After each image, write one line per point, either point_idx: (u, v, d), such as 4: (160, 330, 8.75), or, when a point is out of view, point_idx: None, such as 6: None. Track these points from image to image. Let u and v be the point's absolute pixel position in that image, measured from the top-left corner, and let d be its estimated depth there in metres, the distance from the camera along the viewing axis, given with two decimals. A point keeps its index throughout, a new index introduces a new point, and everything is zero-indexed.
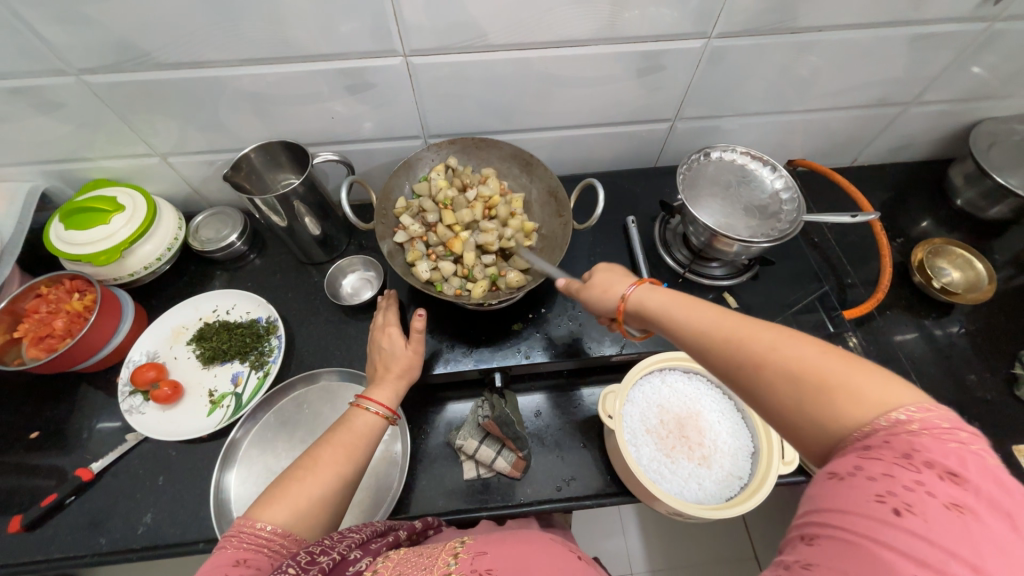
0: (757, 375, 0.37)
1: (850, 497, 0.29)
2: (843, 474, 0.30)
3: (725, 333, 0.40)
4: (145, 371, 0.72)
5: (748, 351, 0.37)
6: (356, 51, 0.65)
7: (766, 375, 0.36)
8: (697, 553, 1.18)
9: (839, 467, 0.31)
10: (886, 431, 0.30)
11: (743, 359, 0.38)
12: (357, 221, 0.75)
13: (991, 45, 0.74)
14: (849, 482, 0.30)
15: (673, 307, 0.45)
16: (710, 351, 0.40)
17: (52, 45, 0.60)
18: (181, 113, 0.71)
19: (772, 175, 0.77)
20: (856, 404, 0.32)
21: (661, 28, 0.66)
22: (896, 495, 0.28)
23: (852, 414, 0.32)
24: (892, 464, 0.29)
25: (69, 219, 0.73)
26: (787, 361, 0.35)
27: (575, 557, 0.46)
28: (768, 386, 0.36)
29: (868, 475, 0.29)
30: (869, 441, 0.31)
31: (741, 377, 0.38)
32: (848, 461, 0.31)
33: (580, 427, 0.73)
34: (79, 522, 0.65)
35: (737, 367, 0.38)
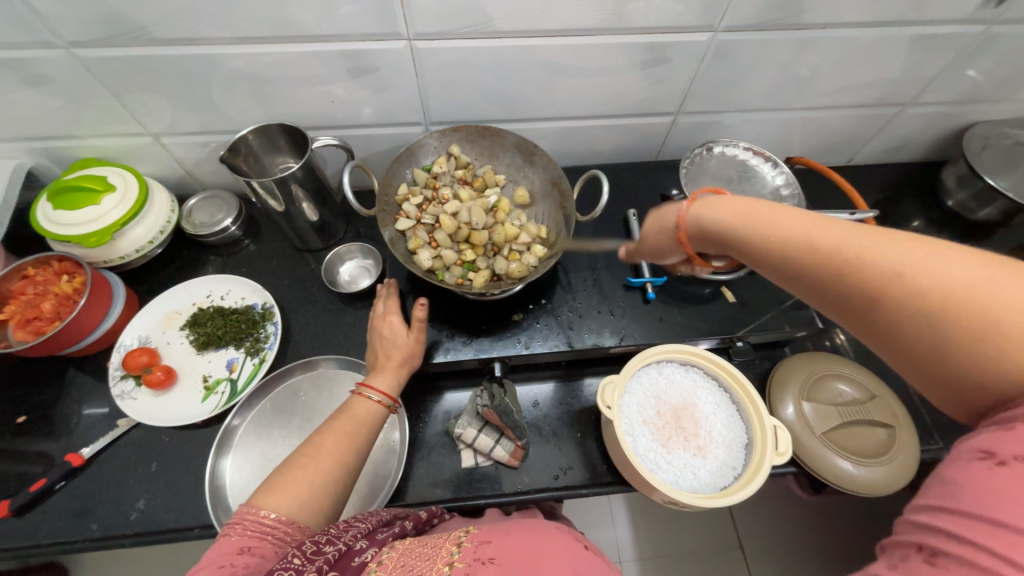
0: (886, 300, 0.35)
1: (1003, 493, 0.27)
2: (1004, 459, 0.28)
3: (836, 253, 0.37)
4: (137, 356, 0.70)
5: (876, 273, 0.35)
6: (357, 33, 0.63)
7: (903, 303, 0.34)
8: (687, 543, 1.20)
9: (998, 448, 0.28)
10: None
11: (869, 285, 0.35)
12: (357, 207, 0.74)
13: (988, 48, 0.75)
14: (1006, 471, 0.27)
15: (768, 229, 0.42)
16: (822, 276, 0.38)
17: (42, 15, 0.57)
18: (176, 91, 0.69)
19: (773, 171, 0.78)
20: (1019, 328, 0.29)
21: (667, 20, 0.65)
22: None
23: (1017, 343, 0.29)
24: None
25: (56, 198, 0.71)
26: (928, 282, 0.33)
27: (581, 548, 0.46)
28: (904, 312, 0.34)
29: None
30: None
31: (865, 304, 0.36)
32: (1011, 444, 0.28)
33: (577, 417, 0.73)
34: (69, 508, 0.64)
35: (871, 286, 0.35)
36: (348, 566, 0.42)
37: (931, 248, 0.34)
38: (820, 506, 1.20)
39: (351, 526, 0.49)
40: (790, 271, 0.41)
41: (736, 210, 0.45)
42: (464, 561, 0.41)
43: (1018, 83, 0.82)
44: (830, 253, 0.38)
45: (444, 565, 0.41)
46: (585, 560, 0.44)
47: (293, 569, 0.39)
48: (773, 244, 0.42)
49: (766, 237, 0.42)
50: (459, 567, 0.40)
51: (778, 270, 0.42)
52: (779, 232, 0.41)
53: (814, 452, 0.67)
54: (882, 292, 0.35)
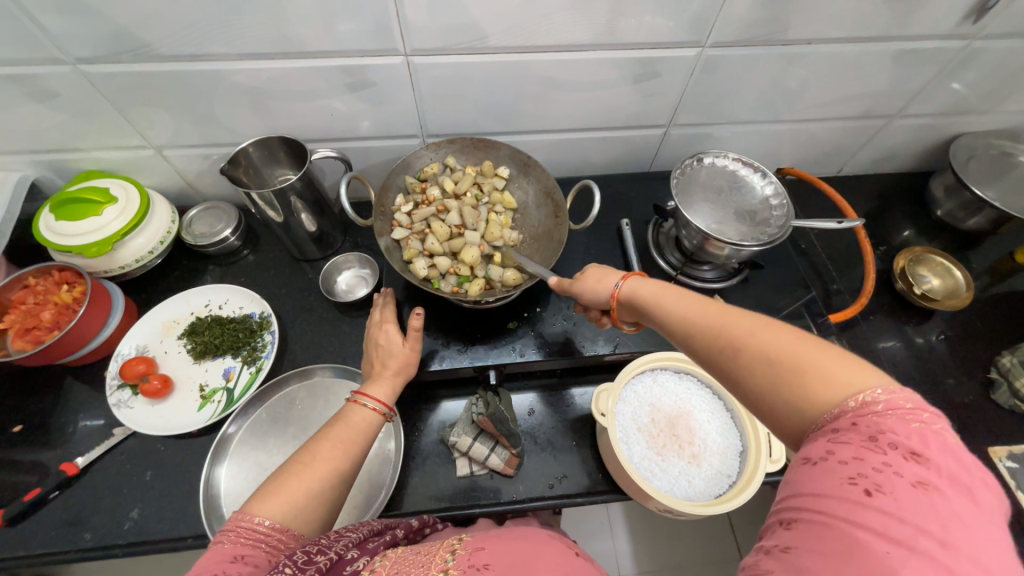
0: (732, 356, 0.38)
1: (824, 482, 0.31)
2: (816, 459, 0.32)
3: (704, 317, 0.41)
4: (134, 364, 0.71)
5: (719, 338, 0.40)
6: (357, 49, 0.65)
7: (744, 360, 0.38)
8: (685, 554, 1.19)
9: (811, 453, 0.33)
10: (853, 413, 0.32)
11: (723, 345, 0.39)
12: (354, 217, 0.75)
13: (969, 62, 0.77)
14: (823, 466, 0.31)
15: (661, 297, 0.47)
16: (693, 338, 0.42)
17: (51, 33, 0.59)
18: (179, 105, 0.71)
19: (763, 181, 0.79)
20: (827, 383, 0.33)
21: (657, 36, 0.68)
22: (866, 476, 0.29)
23: (824, 394, 0.33)
24: (860, 448, 0.30)
25: (59, 209, 0.72)
26: (764, 343, 0.37)
27: (573, 554, 0.46)
28: (744, 368, 0.38)
29: (839, 459, 0.31)
30: (838, 425, 0.32)
31: (718, 361, 0.40)
32: (820, 446, 0.32)
33: (573, 425, 0.74)
34: (62, 517, 0.64)
35: (717, 350, 0.40)
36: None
37: (755, 318, 0.39)
38: None
39: (342, 536, 0.49)
40: (673, 336, 0.44)
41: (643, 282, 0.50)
42: (459, 567, 0.41)
43: (1001, 95, 0.85)
44: (699, 319, 0.42)
45: (439, 571, 0.41)
46: (575, 564, 0.44)
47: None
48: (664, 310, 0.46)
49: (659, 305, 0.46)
50: (455, 573, 0.41)
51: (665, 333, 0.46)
52: (667, 301, 0.46)
53: None
54: (730, 353, 0.39)
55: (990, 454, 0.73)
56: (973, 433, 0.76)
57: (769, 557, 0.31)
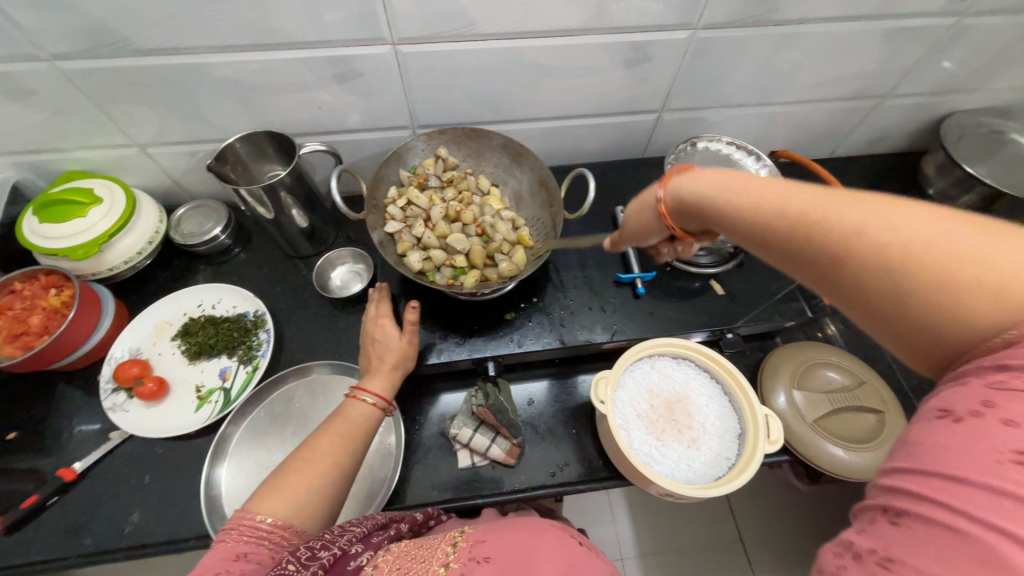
0: (853, 261, 0.31)
1: (971, 455, 0.24)
2: (963, 416, 0.26)
3: (813, 212, 0.33)
4: (128, 367, 0.70)
5: (848, 237, 0.31)
6: (342, 39, 0.64)
7: (869, 265, 0.31)
8: (687, 537, 1.21)
9: (957, 407, 0.26)
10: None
11: (838, 248, 0.32)
12: (347, 211, 0.74)
13: (960, 39, 0.77)
14: (973, 428, 0.25)
15: (739, 193, 0.38)
16: (793, 240, 0.34)
17: (24, 29, 0.57)
18: (161, 101, 0.69)
19: (757, 165, 0.79)
20: (993, 291, 0.27)
21: (647, 20, 0.67)
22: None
23: (984, 311, 0.27)
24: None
25: (43, 211, 0.71)
26: (902, 241, 0.29)
27: (575, 543, 0.47)
28: (870, 275, 0.31)
29: (1002, 418, 0.24)
30: (1008, 361, 0.26)
31: (829, 265, 0.33)
32: (973, 395, 0.26)
33: (573, 413, 0.74)
34: (63, 522, 0.64)
35: (842, 250, 0.32)
36: (344, 571, 0.42)
37: (900, 206, 0.30)
38: (815, 495, 1.22)
39: (346, 530, 0.49)
40: (761, 238, 0.37)
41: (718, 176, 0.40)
42: (459, 561, 0.42)
43: (991, 73, 0.84)
44: (804, 216, 0.34)
45: (439, 566, 0.42)
46: (577, 553, 0.45)
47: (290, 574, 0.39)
48: (757, 206, 0.37)
49: (751, 199, 0.37)
50: (454, 567, 0.41)
51: (749, 233, 0.38)
52: (750, 197, 0.37)
53: (805, 438, 0.68)
54: (862, 251, 0.31)
55: None
56: None
57: (865, 561, 0.26)
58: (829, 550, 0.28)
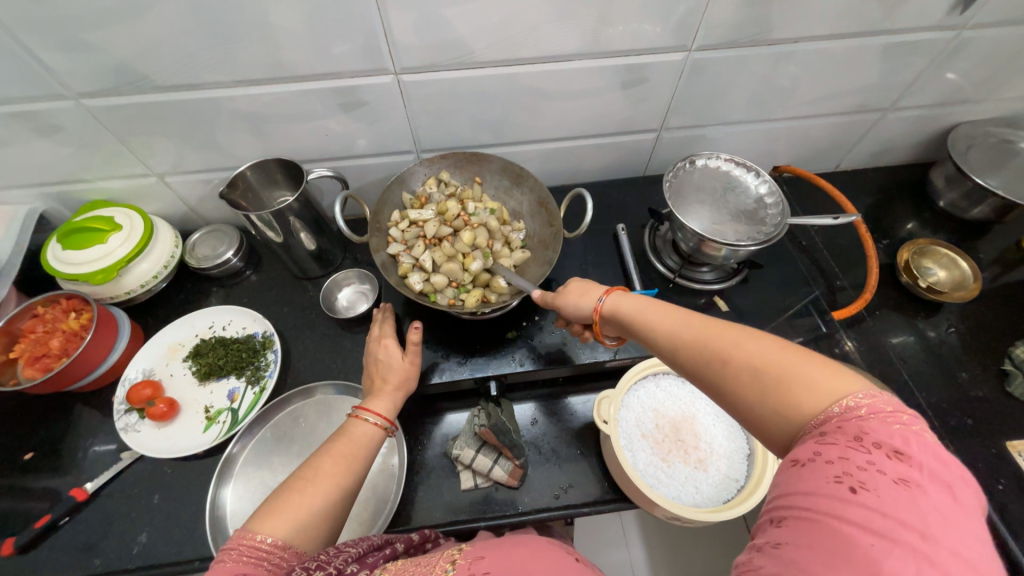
0: (721, 369, 0.38)
1: (811, 477, 0.31)
2: (804, 461, 0.32)
3: (689, 327, 0.42)
4: (140, 388, 0.72)
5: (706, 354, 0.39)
6: (348, 71, 0.67)
7: (730, 370, 0.37)
8: (703, 563, 1.16)
9: (800, 454, 0.32)
10: (838, 418, 0.32)
11: (709, 355, 0.39)
12: (351, 235, 0.75)
13: (962, 52, 0.77)
14: (811, 466, 0.31)
15: (641, 311, 0.47)
16: (679, 350, 0.42)
17: (53, 70, 0.61)
18: (178, 133, 0.73)
19: (757, 180, 0.79)
20: (805, 390, 0.34)
21: (643, 42, 0.68)
22: (851, 474, 0.29)
23: (810, 402, 0.33)
24: (846, 448, 0.30)
25: (66, 238, 0.74)
26: (746, 352, 0.37)
27: (573, 559, 0.46)
28: (730, 377, 0.37)
29: (826, 459, 0.31)
30: (824, 428, 0.32)
31: (705, 371, 0.39)
32: (807, 447, 0.32)
33: (577, 433, 0.73)
34: (73, 543, 0.65)
35: (704, 364, 0.39)
36: None
37: (738, 330, 0.39)
38: None
39: (342, 550, 0.48)
40: (659, 349, 0.44)
41: (620, 300, 0.50)
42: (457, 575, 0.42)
43: (996, 83, 0.84)
44: (683, 331, 0.42)
45: None
46: (574, 568, 0.44)
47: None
48: (649, 328, 0.45)
49: (643, 323, 0.46)
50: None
51: (651, 344, 0.45)
52: (648, 317, 0.46)
53: None
54: (719, 366, 0.38)
55: (1009, 448, 0.71)
56: (990, 427, 0.73)
57: (761, 554, 0.30)
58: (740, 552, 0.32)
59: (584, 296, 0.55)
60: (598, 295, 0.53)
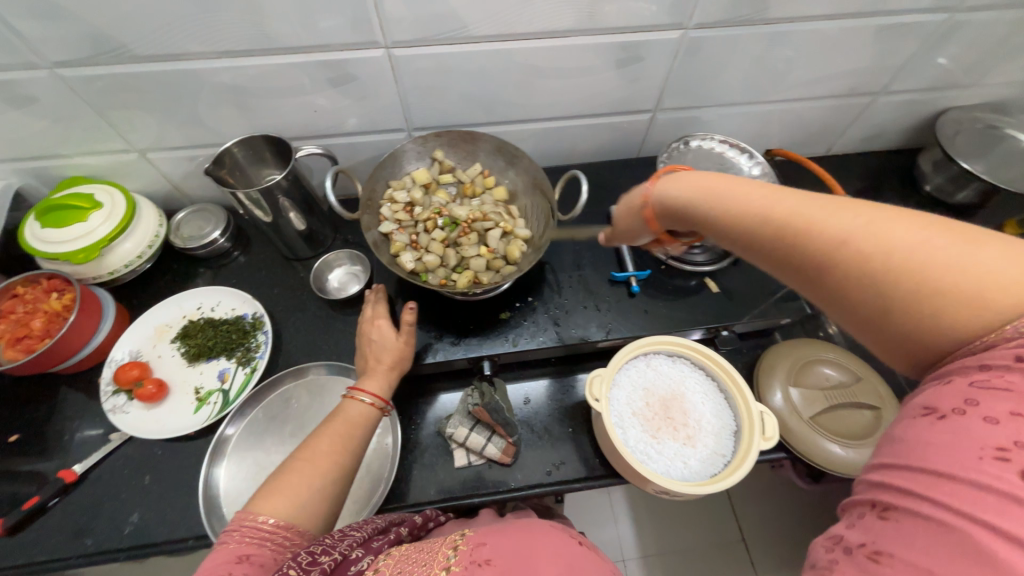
0: (866, 270, 0.33)
1: (955, 450, 0.26)
2: (951, 414, 0.27)
3: (806, 225, 0.36)
4: (128, 370, 0.71)
5: (846, 251, 0.34)
6: (336, 44, 0.65)
7: (877, 272, 0.32)
8: (689, 538, 1.20)
9: (943, 405, 0.28)
10: (1022, 338, 0.27)
11: (855, 256, 0.33)
12: (341, 211, 0.73)
13: (953, 36, 0.77)
14: (959, 428, 0.26)
15: (753, 207, 0.40)
16: (807, 248, 0.36)
17: (25, 37, 0.58)
18: (160, 107, 0.70)
19: (749, 162, 0.79)
20: (978, 297, 0.29)
21: (638, 20, 0.67)
22: (1019, 449, 0.24)
23: (981, 309, 0.28)
24: (1020, 404, 0.25)
25: (45, 216, 0.72)
26: (892, 247, 0.32)
27: (575, 543, 0.47)
28: (874, 279, 0.32)
29: (984, 416, 0.26)
30: (993, 361, 0.27)
31: (835, 275, 0.34)
32: (961, 393, 0.27)
33: (569, 412, 0.74)
34: (64, 524, 0.64)
35: (840, 264, 0.34)
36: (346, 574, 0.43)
37: (898, 218, 0.33)
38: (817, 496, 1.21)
39: (346, 535, 0.49)
40: (776, 249, 0.38)
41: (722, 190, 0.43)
42: (460, 564, 0.42)
43: (986, 68, 0.84)
44: (812, 228, 0.36)
45: (440, 569, 0.42)
46: (578, 553, 0.45)
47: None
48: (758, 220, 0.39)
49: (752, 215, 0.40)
50: (456, 570, 0.41)
51: (757, 246, 0.40)
52: (752, 214, 0.40)
53: (805, 437, 0.68)
54: (860, 267, 0.33)
55: None
56: None
57: (853, 557, 0.27)
58: (820, 541, 0.30)
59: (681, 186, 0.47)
60: (649, 185, 0.53)
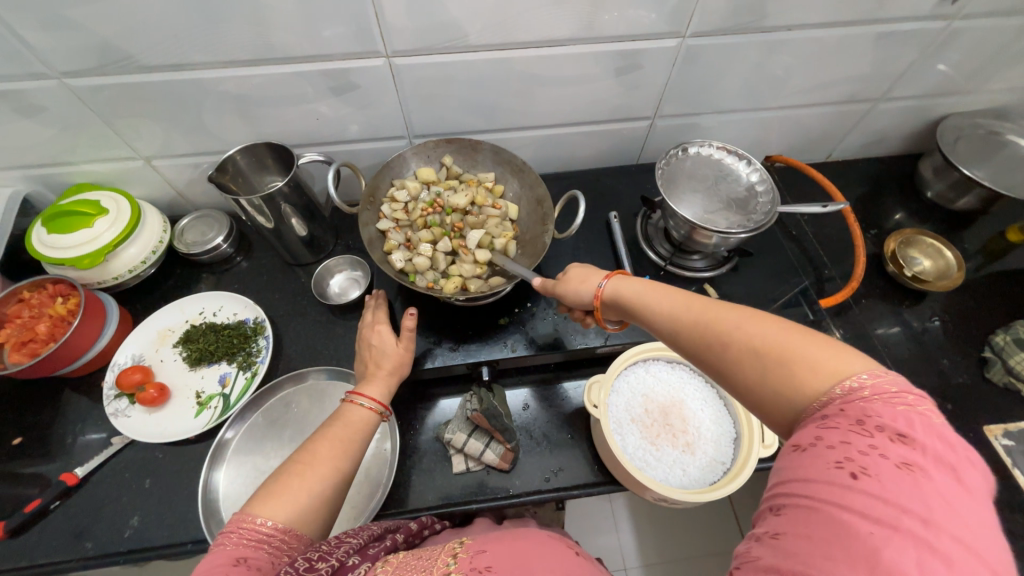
0: (725, 352, 0.39)
1: (812, 464, 0.30)
2: (806, 446, 0.32)
3: (696, 312, 0.42)
4: (130, 373, 0.71)
5: (712, 337, 0.40)
6: (338, 53, 0.66)
7: (734, 352, 0.38)
8: (691, 546, 1.19)
9: (801, 440, 0.33)
10: (840, 399, 0.32)
11: (716, 339, 0.40)
12: (341, 204, 0.73)
13: (952, 43, 0.77)
14: (811, 451, 0.31)
15: (651, 298, 0.48)
16: (686, 333, 0.42)
17: (34, 47, 0.60)
18: (165, 115, 0.72)
19: (749, 169, 0.79)
20: (805, 371, 0.34)
21: (637, 28, 0.68)
22: (852, 459, 0.29)
23: (812, 381, 0.34)
24: (847, 432, 0.31)
25: (51, 222, 0.73)
26: (744, 334, 0.38)
27: (573, 553, 0.47)
28: (734, 361, 0.38)
29: (826, 444, 0.31)
30: (826, 411, 0.33)
31: (708, 355, 0.40)
32: (809, 432, 0.32)
33: (568, 419, 0.74)
34: (64, 527, 0.65)
35: (709, 346, 0.40)
36: None
37: (748, 313, 0.40)
38: None
39: (342, 543, 0.49)
40: (667, 335, 0.45)
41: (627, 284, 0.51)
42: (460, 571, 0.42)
43: (986, 74, 0.84)
44: (689, 319, 0.43)
45: None
46: (575, 560, 0.45)
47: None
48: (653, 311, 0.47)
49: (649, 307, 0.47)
50: None
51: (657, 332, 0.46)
52: (648, 305, 0.47)
53: None
54: (722, 350, 0.39)
55: (987, 432, 0.73)
56: (970, 412, 0.76)
57: (760, 544, 0.30)
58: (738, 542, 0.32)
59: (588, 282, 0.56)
60: (598, 280, 0.55)
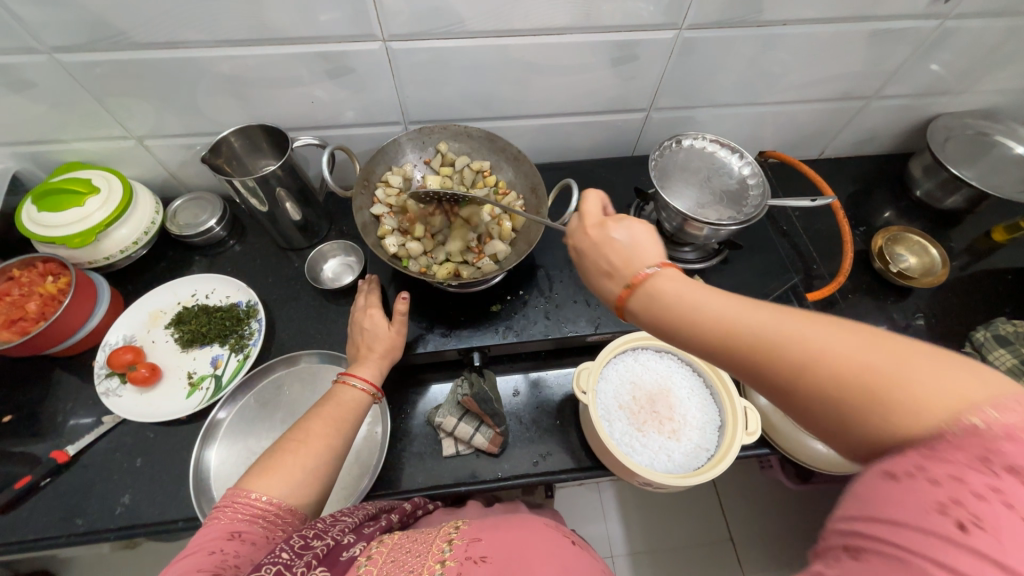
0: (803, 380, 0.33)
1: (906, 502, 0.25)
2: (900, 474, 0.26)
3: (758, 331, 0.35)
4: (121, 353, 0.71)
5: (783, 362, 0.33)
6: (334, 36, 0.66)
7: (815, 382, 0.32)
8: (677, 534, 1.22)
9: (894, 466, 0.27)
10: (958, 435, 0.26)
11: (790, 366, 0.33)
12: (335, 186, 0.72)
13: (943, 43, 0.78)
14: (909, 484, 0.25)
15: (692, 307, 0.39)
16: (746, 356, 0.35)
17: (23, 20, 0.59)
18: (158, 94, 0.71)
19: (741, 162, 0.80)
20: (911, 406, 0.28)
21: (634, 19, 0.68)
22: (962, 504, 0.24)
23: (920, 416, 0.28)
24: (962, 467, 0.25)
25: (42, 200, 0.72)
26: (826, 358, 0.32)
27: (568, 542, 0.48)
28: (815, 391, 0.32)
29: (930, 477, 0.25)
30: (931, 441, 0.26)
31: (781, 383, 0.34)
32: (906, 459, 0.26)
33: (556, 406, 0.75)
34: (54, 504, 0.65)
35: (780, 372, 0.34)
36: (336, 560, 0.43)
37: (825, 329, 0.33)
38: (803, 496, 1.23)
39: (338, 521, 0.50)
40: (716, 354, 0.37)
41: (661, 287, 0.41)
42: (455, 559, 0.42)
43: (977, 75, 0.86)
44: (748, 337, 0.35)
45: (436, 562, 0.42)
46: (567, 548, 0.46)
47: (282, 564, 0.40)
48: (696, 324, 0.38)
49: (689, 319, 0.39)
50: (451, 565, 0.42)
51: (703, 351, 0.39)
52: (702, 308, 0.38)
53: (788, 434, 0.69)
54: (798, 377, 0.33)
55: None
56: None
57: None
58: None
59: (612, 278, 0.45)
60: (629, 273, 0.44)
